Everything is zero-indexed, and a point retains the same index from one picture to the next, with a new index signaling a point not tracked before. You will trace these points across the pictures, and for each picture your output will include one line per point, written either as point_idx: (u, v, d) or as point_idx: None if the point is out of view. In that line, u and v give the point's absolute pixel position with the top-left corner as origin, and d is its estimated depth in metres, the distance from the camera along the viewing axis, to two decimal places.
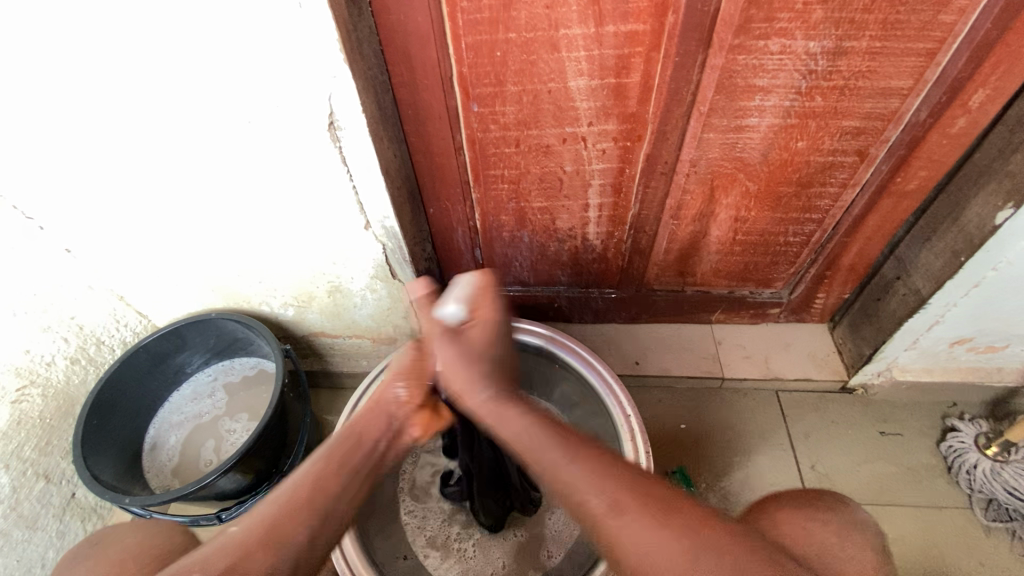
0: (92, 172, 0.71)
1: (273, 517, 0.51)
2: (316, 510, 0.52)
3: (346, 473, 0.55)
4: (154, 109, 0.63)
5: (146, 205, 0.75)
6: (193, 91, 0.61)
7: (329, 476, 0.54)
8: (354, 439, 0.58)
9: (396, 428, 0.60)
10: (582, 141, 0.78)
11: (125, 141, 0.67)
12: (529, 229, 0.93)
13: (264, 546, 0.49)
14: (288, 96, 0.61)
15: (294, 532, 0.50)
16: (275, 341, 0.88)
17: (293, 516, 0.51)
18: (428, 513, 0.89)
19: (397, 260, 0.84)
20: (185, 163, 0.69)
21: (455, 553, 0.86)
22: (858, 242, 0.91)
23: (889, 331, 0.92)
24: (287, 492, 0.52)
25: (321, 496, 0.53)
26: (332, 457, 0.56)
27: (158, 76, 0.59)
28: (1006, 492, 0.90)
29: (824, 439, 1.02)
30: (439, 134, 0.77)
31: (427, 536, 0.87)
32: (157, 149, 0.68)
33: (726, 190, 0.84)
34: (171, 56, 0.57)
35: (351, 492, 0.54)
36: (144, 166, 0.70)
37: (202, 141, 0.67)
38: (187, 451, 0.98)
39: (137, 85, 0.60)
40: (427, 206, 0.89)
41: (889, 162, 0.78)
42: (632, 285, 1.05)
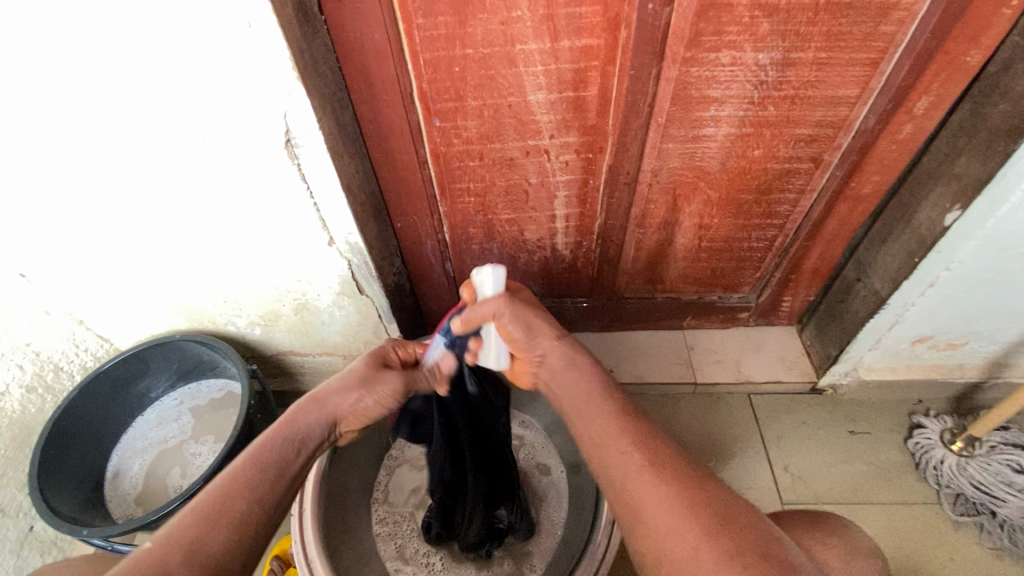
0: (47, 200, 0.70)
1: (196, 522, 0.49)
2: (243, 510, 0.51)
3: (274, 471, 0.55)
4: (106, 135, 0.63)
5: (105, 229, 0.74)
6: (149, 115, 0.61)
7: (257, 474, 0.54)
8: (288, 440, 0.58)
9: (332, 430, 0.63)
10: (545, 154, 0.78)
11: (75, 163, 0.66)
12: (498, 242, 0.93)
13: (186, 553, 0.47)
14: (243, 114, 0.61)
15: (220, 535, 0.49)
16: (241, 361, 0.87)
17: (212, 518, 0.49)
18: (401, 522, 0.85)
19: (364, 276, 0.83)
20: (142, 187, 0.69)
21: (422, 568, 0.82)
22: (819, 246, 0.93)
23: (853, 331, 0.94)
24: (212, 491, 0.51)
25: (250, 497, 0.52)
26: (262, 455, 0.56)
27: (108, 99, 0.59)
28: (971, 487, 0.91)
29: (796, 440, 1.04)
30: (403, 150, 0.77)
31: (398, 547, 0.83)
32: (111, 172, 0.67)
33: (688, 199, 0.86)
34: (124, 84, 0.57)
35: (280, 491, 0.55)
36: (98, 188, 0.69)
37: (159, 164, 0.66)
38: (152, 478, 0.96)
39: (88, 112, 0.60)
40: (395, 220, 0.88)
41: (843, 167, 0.80)
42: (603, 294, 1.06)
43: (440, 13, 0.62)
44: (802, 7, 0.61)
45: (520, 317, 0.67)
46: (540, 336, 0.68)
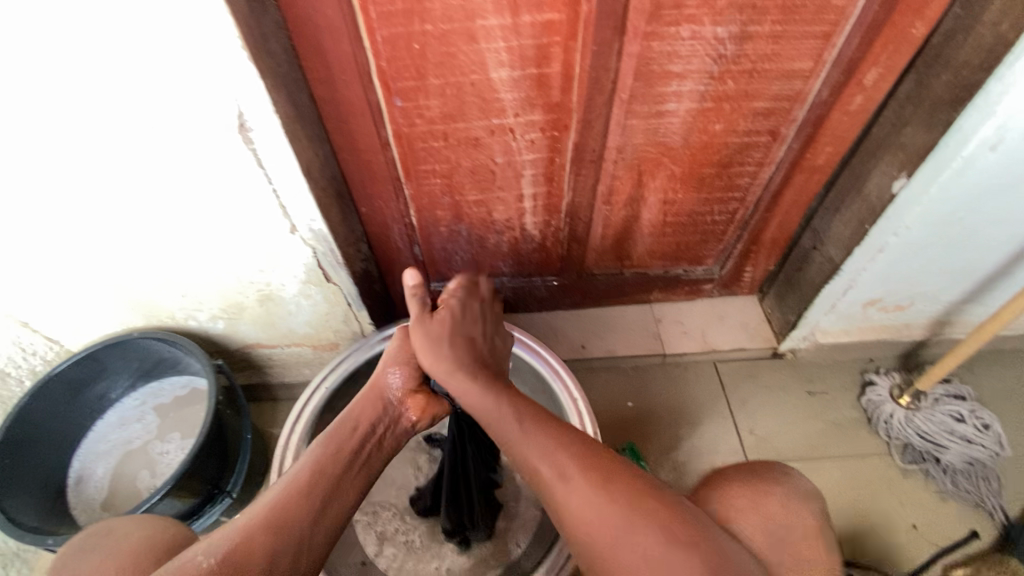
0: None
1: (277, 503, 0.56)
2: (314, 494, 0.57)
3: (340, 459, 0.62)
4: (42, 127, 0.59)
5: (47, 226, 0.70)
6: (86, 103, 0.57)
7: (326, 463, 0.61)
8: (348, 425, 0.66)
9: (391, 412, 0.70)
10: (510, 132, 0.78)
11: (9, 158, 0.61)
12: (465, 223, 0.93)
13: (267, 529, 0.54)
14: (190, 96, 0.57)
15: (296, 516, 0.55)
16: (205, 357, 0.84)
17: (295, 500, 0.56)
18: (379, 510, 0.93)
19: (330, 263, 0.80)
20: (86, 181, 0.65)
21: (402, 545, 0.90)
22: (778, 217, 0.96)
23: (810, 297, 0.99)
24: (291, 478, 0.59)
25: (321, 481, 0.59)
26: (330, 445, 0.63)
27: (42, 89, 0.55)
28: (918, 437, 0.97)
29: (758, 404, 1.08)
30: (365, 132, 0.75)
31: (379, 532, 0.90)
32: (51, 166, 0.63)
33: (652, 174, 0.87)
34: (57, 71, 0.54)
35: (347, 480, 0.61)
36: (37, 185, 0.64)
37: (87, 150, 0.62)
38: (117, 481, 0.92)
39: (20, 104, 0.56)
40: (359, 205, 0.86)
41: (798, 140, 0.83)
42: (573, 272, 1.08)
43: None
44: None
45: (422, 342, 0.71)
46: (437, 361, 0.69)
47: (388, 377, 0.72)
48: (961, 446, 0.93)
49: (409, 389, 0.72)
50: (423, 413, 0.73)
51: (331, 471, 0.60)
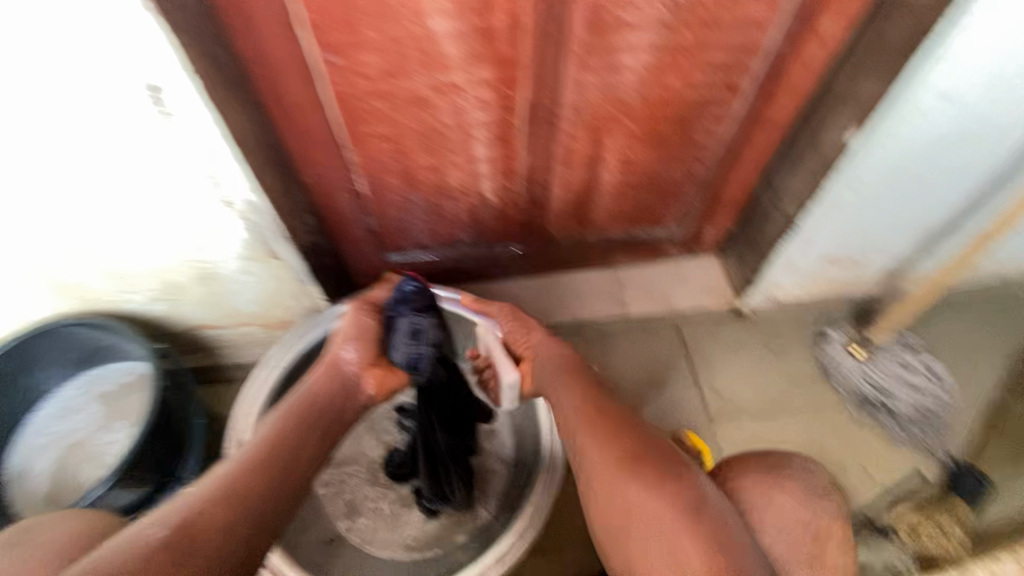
0: None
1: (233, 476, 0.53)
2: (272, 467, 0.55)
3: (297, 432, 0.60)
4: None
5: None
6: None
7: (282, 436, 0.59)
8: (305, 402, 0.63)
9: (348, 386, 0.68)
10: (458, 90, 0.73)
11: None
12: (418, 190, 0.88)
13: (224, 503, 0.50)
14: (87, 55, 0.51)
15: (253, 488, 0.53)
16: (144, 342, 0.80)
17: (253, 473, 0.54)
18: (347, 478, 0.91)
19: (271, 237, 0.75)
20: None
21: (371, 511, 0.89)
22: (737, 175, 0.95)
23: (766, 254, 0.99)
24: (247, 452, 0.56)
25: (279, 455, 0.57)
26: (287, 420, 0.61)
27: None
28: (869, 386, 1.00)
29: (719, 361, 1.10)
30: (297, 92, 0.69)
31: (348, 501, 0.89)
32: None
33: (610, 133, 0.84)
34: None
35: (305, 453, 0.59)
36: None
37: None
38: (60, 474, 0.88)
39: None
40: (301, 173, 0.80)
41: (756, 94, 0.80)
42: (534, 238, 1.05)
43: None
44: None
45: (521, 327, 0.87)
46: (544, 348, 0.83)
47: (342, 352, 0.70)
48: (909, 394, 0.98)
49: (365, 362, 0.70)
50: (381, 386, 0.71)
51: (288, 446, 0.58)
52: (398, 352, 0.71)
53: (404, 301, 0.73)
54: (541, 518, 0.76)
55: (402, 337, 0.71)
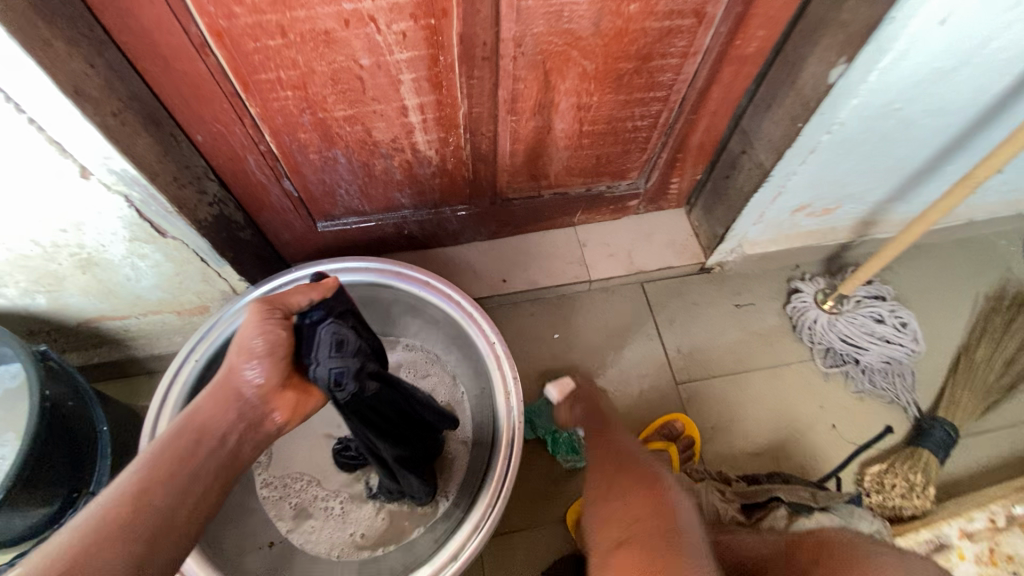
0: None
1: (80, 548, 0.39)
2: (141, 530, 0.41)
3: (179, 475, 0.45)
4: None
5: None
6: None
7: (157, 481, 0.44)
8: (190, 436, 0.47)
9: (251, 419, 0.52)
10: (371, 23, 0.59)
11: None
12: (341, 148, 0.76)
13: None
14: None
15: (111, 566, 0.39)
16: (18, 341, 0.66)
17: (110, 545, 0.40)
18: (290, 482, 0.83)
19: (157, 213, 0.62)
20: None
21: (321, 512, 0.81)
22: (705, 118, 0.86)
23: (738, 208, 0.92)
24: (103, 511, 0.41)
25: (152, 510, 0.43)
26: (166, 457, 0.45)
27: None
28: (839, 340, 0.97)
29: (687, 322, 1.04)
30: (162, 29, 0.54)
31: (294, 504, 0.81)
32: None
33: (562, 73, 0.72)
34: None
35: (190, 500, 0.45)
36: None
37: None
38: None
39: None
40: (191, 132, 0.66)
41: (727, 23, 0.69)
42: (485, 198, 0.94)
43: None
44: None
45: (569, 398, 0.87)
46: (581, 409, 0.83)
47: (243, 372, 0.52)
48: (880, 347, 0.95)
49: (274, 387, 0.53)
50: (294, 414, 0.56)
51: (154, 512, 0.42)
52: (320, 376, 0.56)
53: (323, 304, 0.57)
54: (497, 514, 0.69)
55: (325, 358, 0.55)
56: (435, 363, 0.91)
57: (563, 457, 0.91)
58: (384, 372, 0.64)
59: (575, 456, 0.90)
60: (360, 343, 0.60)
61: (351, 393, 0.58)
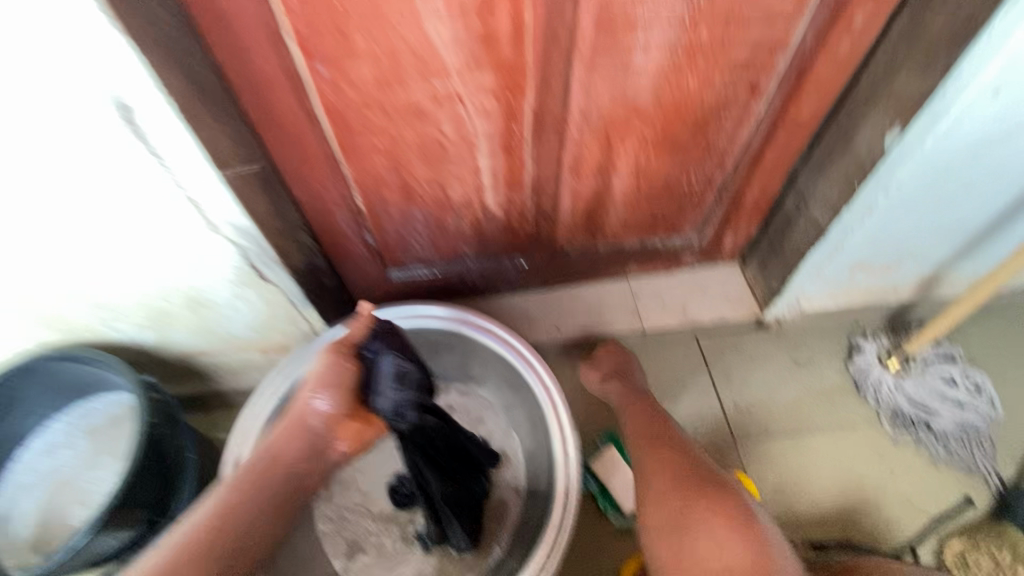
0: None
1: (174, 559, 0.51)
2: (221, 544, 0.53)
3: (252, 498, 0.57)
4: None
5: None
6: None
7: (234, 505, 0.56)
8: (263, 462, 0.60)
9: (315, 446, 0.62)
10: (458, 100, 0.68)
11: None
12: (419, 205, 0.84)
13: None
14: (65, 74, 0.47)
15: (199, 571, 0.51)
16: (129, 371, 0.74)
17: (195, 558, 0.51)
18: (347, 516, 0.85)
19: (263, 261, 0.71)
20: None
21: (374, 549, 0.84)
22: (759, 180, 0.89)
23: (793, 265, 0.94)
24: (191, 529, 0.53)
25: (230, 528, 0.54)
26: (240, 483, 0.57)
27: None
28: (907, 402, 0.93)
29: (744, 377, 1.03)
30: (287, 106, 0.64)
31: (349, 539, 0.83)
32: None
33: (622, 139, 0.79)
34: None
35: (261, 519, 0.57)
36: None
37: None
38: (46, 518, 0.79)
39: None
40: (295, 192, 0.75)
41: (780, 94, 0.74)
42: (543, 250, 1.00)
43: None
44: None
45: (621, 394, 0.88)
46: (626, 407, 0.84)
47: (313, 402, 0.61)
48: (952, 411, 0.91)
49: (336, 417, 0.63)
50: (354, 442, 0.67)
51: (234, 531, 0.54)
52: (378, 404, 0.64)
53: (380, 336, 0.64)
54: (552, 565, 0.70)
55: (388, 391, 0.63)
56: (490, 410, 0.93)
57: (612, 515, 0.89)
58: (440, 408, 0.70)
59: (626, 514, 0.89)
60: (419, 375, 0.66)
61: (410, 422, 0.65)
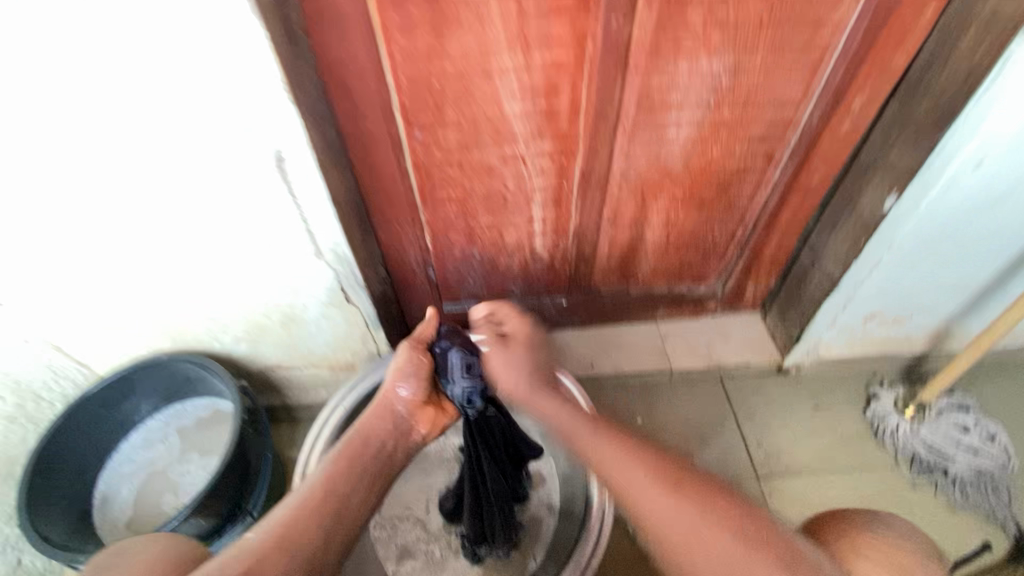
0: (42, 234, 0.70)
1: (290, 518, 0.58)
2: (327, 508, 0.61)
3: (349, 474, 0.66)
4: (132, 174, 0.66)
5: (104, 260, 0.75)
6: (164, 152, 0.64)
7: (335, 478, 0.65)
8: (356, 442, 0.70)
9: (402, 426, 0.75)
10: (521, 160, 0.83)
11: (84, 202, 0.68)
12: (478, 246, 0.97)
13: (279, 549, 0.54)
14: (242, 129, 0.63)
15: (310, 529, 0.58)
16: (230, 377, 0.87)
17: (307, 516, 0.59)
18: (400, 523, 0.94)
19: (351, 284, 0.84)
20: (143, 220, 0.71)
21: (424, 555, 0.91)
22: (777, 236, 1.01)
23: (811, 313, 1.03)
24: (302, 496, 0.61)
25: (332, 496, 0.62)
26: (339, 461, 0.67)
27: (119, 133, 0.61)
28: (925, 448, 0.99)
29: (766, 418, 1.10)
30: (386, 161, 0.80)
31: (401, 544, 0.92)
32: (121, 207, 0.69)
33: (656, 197, 0.92)
34: (140, 122, 0.61)
35: (356, 493, 0.64)
36: (110, 227, 0.71)
37: (151, 191, 0.68)
38: (142, 503, 0.92)
39: (101, 147, 0.63)
40: (378, 231, 0.90)
41: (792, 163, 0.88)
42: (581, 291, 1.12)
43: (417, 32, 0.66)
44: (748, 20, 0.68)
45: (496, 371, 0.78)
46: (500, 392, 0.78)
47: (396, 390, 0.76)
48: (967, 458, 0.96)
49: (417, 403, 0.76)
50: (433, 425, 0.78)
51: (336, 498, 0.62)
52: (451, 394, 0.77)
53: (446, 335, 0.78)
54: (602, 546, 0.79)
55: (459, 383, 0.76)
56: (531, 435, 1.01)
57: None
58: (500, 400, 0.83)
59: None
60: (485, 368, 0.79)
61: (477, 409, 0.78)
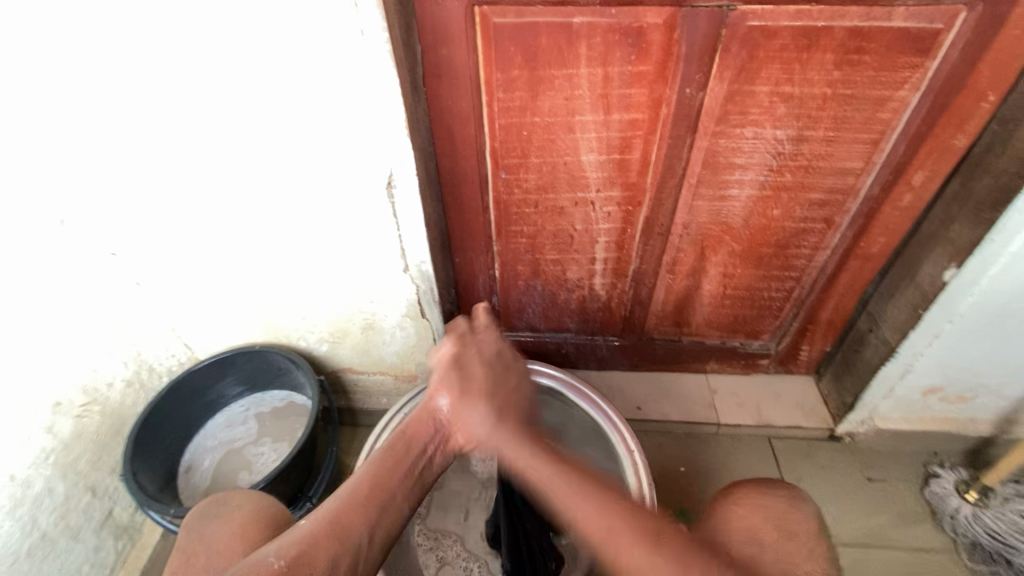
0: (189, 228, 0.85)
1: (342, 507, 0.58)
2: (375, 503, 0.59)
3: (398, 468, 0.63)
4: (267, 183, 0.79)
5: (228, 257, 0.89)
6: (297, 168, 0.77)
7: (384, 471, 0.62)
8: (403, 441, 0.65)
9: None
10: (591, 205, 0.92)
11: (224, 203, 0.81)
12: (542, 279, 1.05)
13: (331, 535, 0.56)
14: (364, 155, 0.75)
15: (357, 524, 0.58)
16: (311, 373, 0.98)
17: (356, 508, 0.59)
18: (441, 537, 0.98)
19: (427, 301, 0.94)
20: (265, 224, 0.84)
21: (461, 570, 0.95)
22: (833, 299, 1.03)
23: (867, 379, 1.02)
24: (351, 489, 0.60)
25: (380, 491, 0.60)
26: (389, 457, 0.63)
27: (266, 149, 0.75)
28: (986, 536, 0.94)
29: (815, 485, 1.08)
30: (472, 195, 0.91)
31: (439, 556, 0.96)
32: (250, 211, 0.82)
33: (714, 250, 0.98)
34: (285, 142, 0.74)
35: (404, 491, 0.62)
36: (238, 228, 0.85)
37: (279, 199, 0.81)
38: (220, 476, 1.03)
39: (250, 159, 0.76)
40: (455, 255, 1.01)
41: (851, 229, 0.91)
42: (634, 334, 1.17)
43: (516, 89, 0.77)
44: (813, 96, 0.76)
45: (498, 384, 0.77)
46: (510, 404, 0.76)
47: None
48: None
49: None
50: None
51: (385, 496, 0.60)
52: None
53: None
54: None
55: None
56: None
57: None
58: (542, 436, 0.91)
59: None
60: None
61: None
